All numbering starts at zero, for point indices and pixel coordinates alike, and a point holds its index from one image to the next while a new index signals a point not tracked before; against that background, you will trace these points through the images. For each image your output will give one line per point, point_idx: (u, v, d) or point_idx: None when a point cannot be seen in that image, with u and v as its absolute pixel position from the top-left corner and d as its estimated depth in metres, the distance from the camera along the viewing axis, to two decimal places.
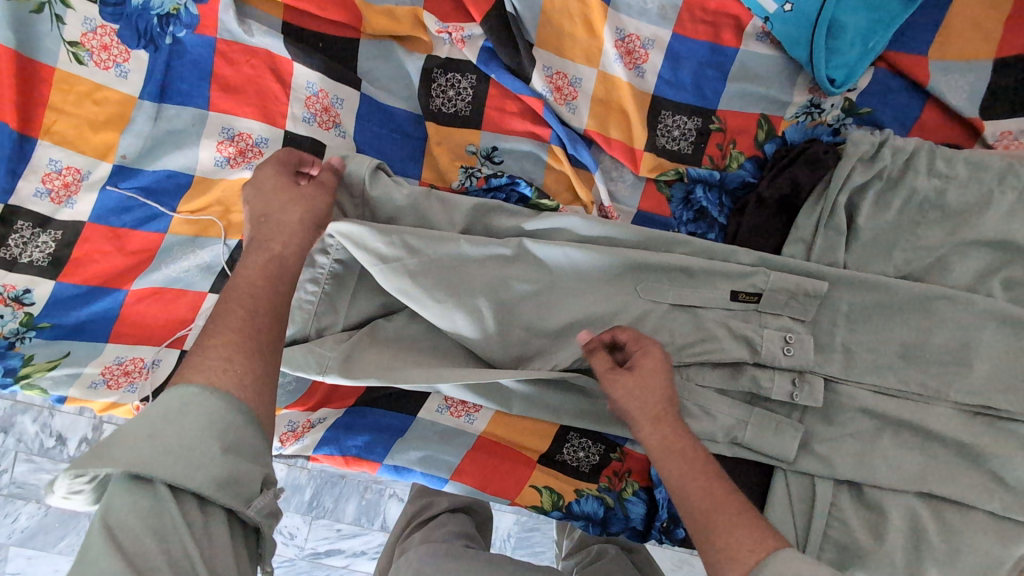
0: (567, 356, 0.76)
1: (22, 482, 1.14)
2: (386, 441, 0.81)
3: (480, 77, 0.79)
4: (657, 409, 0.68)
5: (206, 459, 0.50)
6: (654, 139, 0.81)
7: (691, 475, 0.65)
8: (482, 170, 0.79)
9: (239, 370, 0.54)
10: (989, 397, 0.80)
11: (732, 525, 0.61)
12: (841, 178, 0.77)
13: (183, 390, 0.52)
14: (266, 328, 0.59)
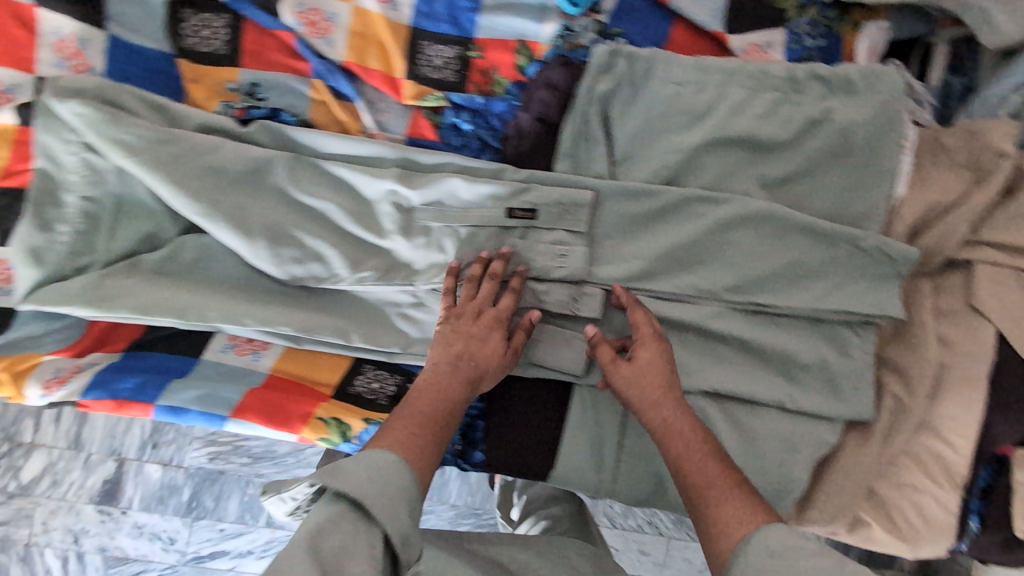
0: (342, 261, 0.81)
1: None
2: (161, 382, 0.80)
3: (234, 15, 0.79)
4: (497, 384, 0.77)
5: (395, 508, 0.60)
6: (416, 69, 0.83)
7: (694, 462, 0.70)
8: (240, 103, 0.80)
9: (416, 439, 0.67)
10: (756, 293, 0.85)
11: (718, 505, 0.66)
12: (585, 88, 0.82)
13: (379, 456, 0.63)
14: (441, 422, 0.70)
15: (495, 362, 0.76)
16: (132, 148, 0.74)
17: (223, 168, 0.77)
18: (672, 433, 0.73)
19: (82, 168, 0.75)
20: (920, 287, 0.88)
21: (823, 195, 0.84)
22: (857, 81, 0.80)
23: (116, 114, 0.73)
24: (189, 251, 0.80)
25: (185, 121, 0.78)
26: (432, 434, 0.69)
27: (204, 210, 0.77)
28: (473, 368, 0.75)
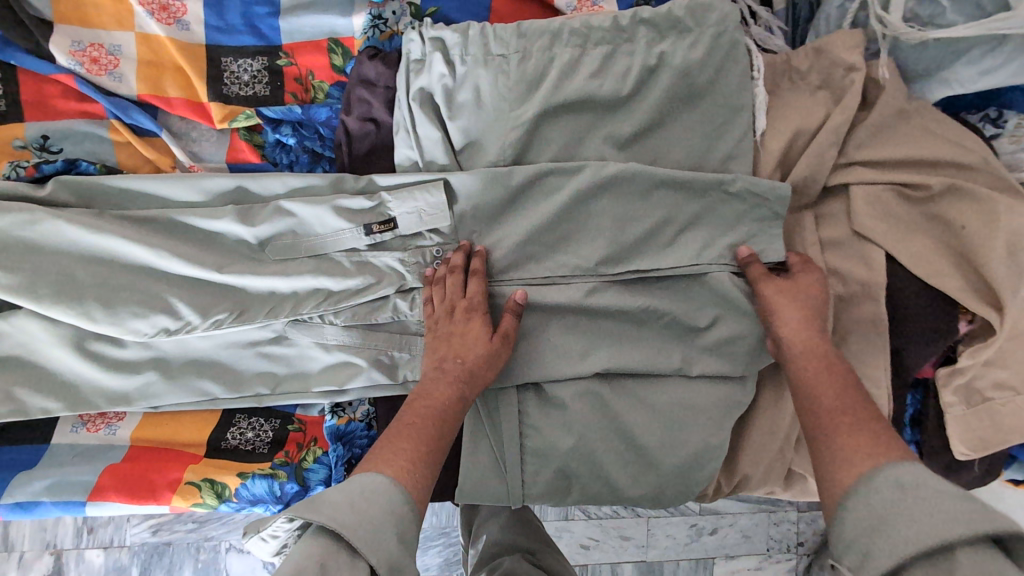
0: (191, 310, 0.74)
1: None
2: (2, 478, 0.72)
3: (4, 67, 0.73)
4: (491, 370, 0.72)
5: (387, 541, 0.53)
6: (221, 89, 0.77)
7: (819, 388, 0.67)
8: (30, 160, 0.73)
9: (410, 462, 0.62)
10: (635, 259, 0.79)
11: (849, 436, 0.61)
12: (406, 81, 0.76)
13: (370, 478, 0.58)
14: (442, 436, 0.66)
15: (485, 351, 0.72)
16: None
17: (28, 236, 0.71)
18: (813, 354, 0.70)
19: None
20: (804, 220, 0.82)
21: (679, 143, 0.79)
22: (686, 16, 0.75)
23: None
24: (4, 331, 0.72)
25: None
26: (432, 452, 0.64)
27: (16, 289, 0.70)
28: (470, 371, 0.71)
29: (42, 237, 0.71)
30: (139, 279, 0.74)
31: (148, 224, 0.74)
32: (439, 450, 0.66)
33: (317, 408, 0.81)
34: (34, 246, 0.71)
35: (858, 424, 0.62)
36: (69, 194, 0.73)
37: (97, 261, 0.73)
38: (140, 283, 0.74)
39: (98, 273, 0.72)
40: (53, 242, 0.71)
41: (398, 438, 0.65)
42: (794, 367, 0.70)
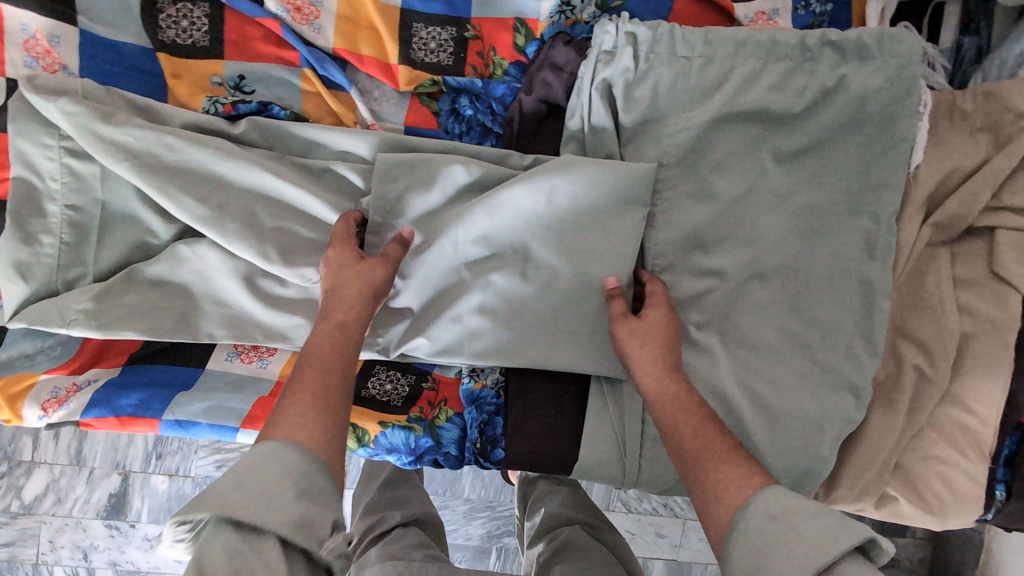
0: None
1: None
2: (166, 395, 0.76)
3: (214, 4, 0.75)
4: (361, 306, 0.68)
5: (286, 505, 0.49)
6: (409, 52, 0.79)
7: (683, 433, 0.67)
8: (228, 98, 0.76)
9: (307, 421, 0.56)
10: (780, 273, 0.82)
11: (718, 466, 0.63)
12: (589, 72, 0.78)
13: (263, 446, 0.53)
14: (337, 372, 0.61)
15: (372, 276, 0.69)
16: (133, 153, 0.69)
17: (220, 170, 0.72)
18: (664, 396, 0.70)
19: (63, 173, 0.70)
20: (939, 254, 0.86)
21: (841, 164, 0.80)
22: (871, 44, 0.77)
23: (109, 115, 0.69)
24: (185, 257, 0.74)
25: (168, 120, 0.73)
26: (334, 395, 0.59)
27: (202, 219, 0.71)
28: (350, 311, 0.67)
29: (230, 174, 0.73)
30: (311, 227, 0.75)
31: (325, 175, 0.77)
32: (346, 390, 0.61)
33: (453, 370, 0.86)
34: (223, 180, 0.73)
35: (728, 452, 0.64)
36: (258, 134, 0.75)
37: (275, 203, 0.74)
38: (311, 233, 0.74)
39: (276, 214, 0.74)
40: (240, 179, 0.73)
41: (288, 402, 0.58)
42: (655, 408, 0.71)
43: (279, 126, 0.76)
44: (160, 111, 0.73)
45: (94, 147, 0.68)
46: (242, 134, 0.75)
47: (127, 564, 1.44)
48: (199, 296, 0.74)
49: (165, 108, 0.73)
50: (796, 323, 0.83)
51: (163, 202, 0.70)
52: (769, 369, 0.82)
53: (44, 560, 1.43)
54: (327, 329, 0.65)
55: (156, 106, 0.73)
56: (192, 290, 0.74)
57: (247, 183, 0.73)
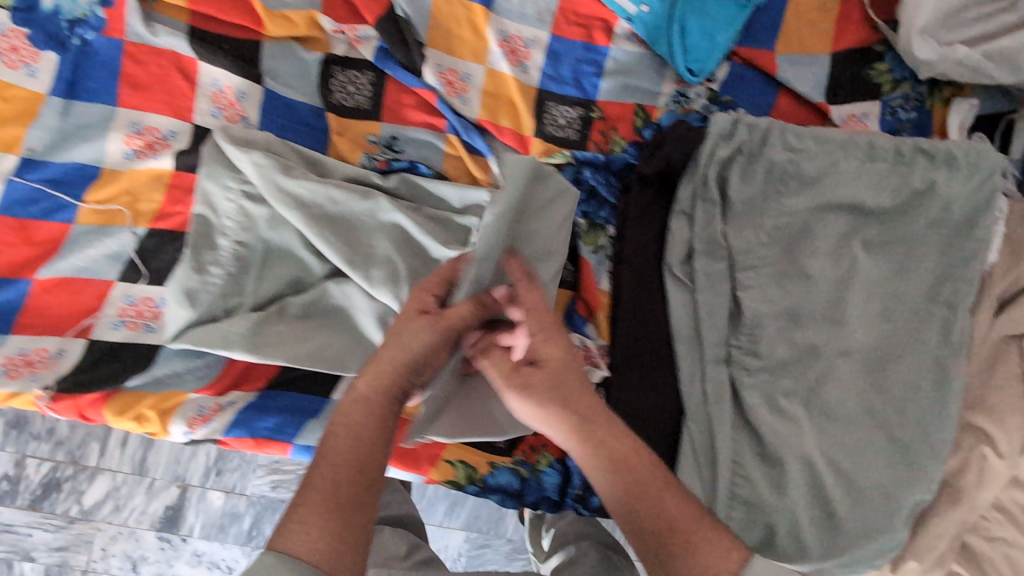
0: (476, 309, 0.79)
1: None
2: (297, 421, 0.82)
3: (378, 74, 0.85)
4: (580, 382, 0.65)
5: None
6: (542, 127, 0.89)
7: (611, 503, 0.61)
8: (382, 155, 0.85)
9: (322, 523, 0.55)
10: (864, 352, 0.89)
11: (702, 535, 0.59)
12: (707, 154, 0.86)
13: (259, 562, 0.53)
14: (352, 479, 0.58)
15: (560, 380, 0.64)
16: (306, 200, 0.78)
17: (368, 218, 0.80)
18: (607, 451, 0.63)
19: (238, 215, 0.79)
20: (1010, 348, 0.91)
21: (931, 253, 0.88)
22: (959, 156, 0.86)
23: (286, 168, 0.78)
24: (333, 295, 0.81)
25: (333, 173, 0.81)
26: (371, 410, 0.61)
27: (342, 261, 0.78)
28: (538, 376, 0.64)
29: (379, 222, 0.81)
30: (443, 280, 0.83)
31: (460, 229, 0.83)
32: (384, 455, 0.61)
33: None
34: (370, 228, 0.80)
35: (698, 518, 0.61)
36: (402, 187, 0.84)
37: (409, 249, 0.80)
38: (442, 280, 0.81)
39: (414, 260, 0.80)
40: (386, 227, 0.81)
41: (298, 501, 0.57)
42: (584, 466, 0.63)
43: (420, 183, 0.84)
44: (328, 166, 0.81)
45: (273, 195, 0.77)
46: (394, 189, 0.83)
47: None
48: (339, 332, 0.81)
49: (333, 163, 0.82)
50: (875, 399, 0.88)
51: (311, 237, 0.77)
52: (851, 440, 0.88)
53: (93, 568, 1.45)
54: (376, 411, 0.61)
55: (327, 161, 0.82)
56: (337, 324, 0.81)
57: (394, 231, 0.80)
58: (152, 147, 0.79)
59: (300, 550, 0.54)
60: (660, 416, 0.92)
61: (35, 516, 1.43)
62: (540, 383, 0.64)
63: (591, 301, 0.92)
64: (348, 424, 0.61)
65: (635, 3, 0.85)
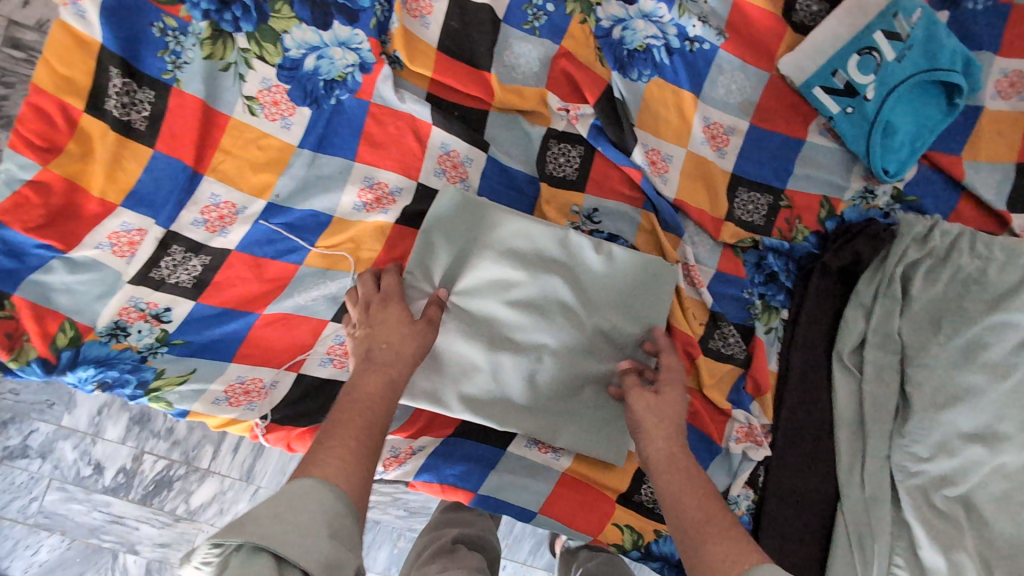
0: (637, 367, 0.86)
1: (51, 511, 1.36)
2: (480, 471, 0.86)
3: (588, 148, 0.90)
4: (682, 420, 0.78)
5: (317, 542, 0.51)
6: (732, 211, 0.93)
7: (680, 505, 0.69)
8: (584, 227, 0.89)
9: (340, 462, 0.61)
10: None
11: (715, 539, 0.64)
12: (898, 254, 0.90)
13: (302, 483, 0.56)
14: (363, 438, 0.64)
15: (657, 418, 0.77)
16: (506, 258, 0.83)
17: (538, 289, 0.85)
18: (672, 460, 0.74)
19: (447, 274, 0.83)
20: None
21: None
22: None
23: (485, 218, 0.83)
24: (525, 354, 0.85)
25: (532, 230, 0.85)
26: (384, 375, 0.70)
27: (492, 336, 0.84)
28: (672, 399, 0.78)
29: (549, 296, 0.85)
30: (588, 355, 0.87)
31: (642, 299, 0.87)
32: (385, 424, 0.68)
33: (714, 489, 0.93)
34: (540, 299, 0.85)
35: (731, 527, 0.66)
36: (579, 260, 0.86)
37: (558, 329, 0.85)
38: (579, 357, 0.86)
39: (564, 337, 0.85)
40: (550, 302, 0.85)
41: (328, 443, 0.63)
42: (662, 478, 0.73)
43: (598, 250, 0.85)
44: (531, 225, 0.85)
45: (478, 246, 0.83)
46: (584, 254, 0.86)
47: None
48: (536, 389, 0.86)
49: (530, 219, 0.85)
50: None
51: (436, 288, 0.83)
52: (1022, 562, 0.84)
53: None
54: (376, 389, 0.69)
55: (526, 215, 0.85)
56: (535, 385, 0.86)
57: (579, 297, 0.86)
58: (380, 201, 0.85)
59: (314, 475, 0.58)
60: (818, 501, 0.92)
61: (145, 511, 1.38)
62: (659, 415, 0.77)
63: (762, 383, 0.93)
64: (363, 389, 0.69)
65: (840, 104, 0.90)
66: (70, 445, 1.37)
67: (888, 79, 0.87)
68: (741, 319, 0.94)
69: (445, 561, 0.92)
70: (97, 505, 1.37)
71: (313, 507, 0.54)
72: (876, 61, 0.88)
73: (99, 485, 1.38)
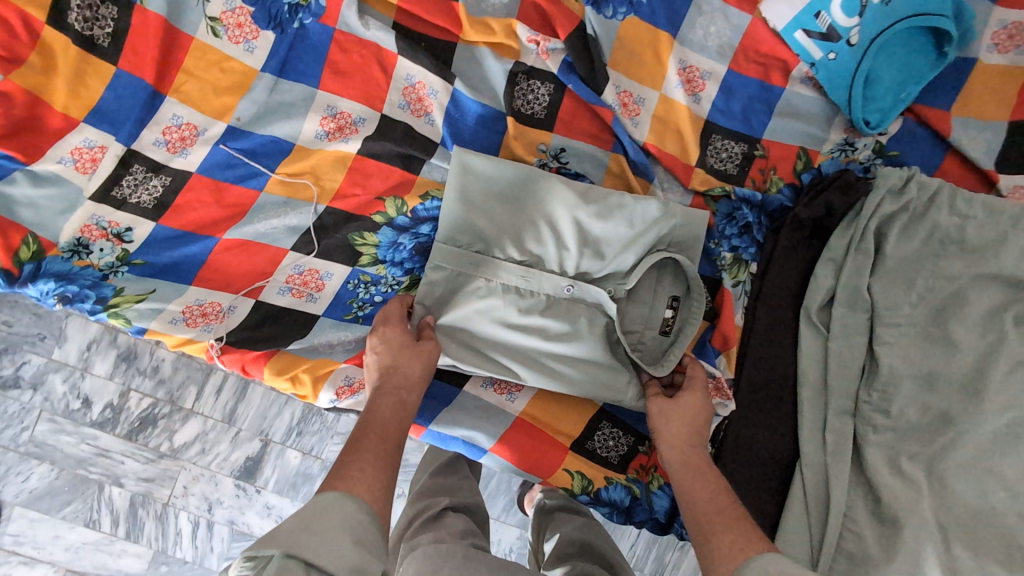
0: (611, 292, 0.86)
1: (41, 441, 1.26)
2: (432, 408, 0.87)
3: (558, 86, 0.88)
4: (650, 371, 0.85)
5: (345, 550, 0.54)
6: (704, 158, 0.91)
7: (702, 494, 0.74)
8: (552, 164, 0.88)
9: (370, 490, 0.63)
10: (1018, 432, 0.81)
11: (724, 528, 0.68)
12: (872, 207, 0.87)
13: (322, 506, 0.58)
14: (395, 436, 0.72)
15: (407, 363, 0.78)
16: (489, 210, 0.85)
17: (552, 260, 0.86)
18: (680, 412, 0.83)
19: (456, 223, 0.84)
20: None
21: None
22: None
23: (480, 185, 0.84)
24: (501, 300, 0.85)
25: (506, 180, 0.84)
26: (398, 397, 0.76)
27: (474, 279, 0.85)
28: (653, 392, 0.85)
29: (518, 238, 0.86)
30: (558, 301, 0.87)
31: (613, 227, 0.84)
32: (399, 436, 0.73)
33: None
34: (555, 276, 0.86)
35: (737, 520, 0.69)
36: (564, 212, 0.84)
37: (538, 272, 0.86)
38: (555, 305, 0.86)
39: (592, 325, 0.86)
40: (530, 243, 0.86)
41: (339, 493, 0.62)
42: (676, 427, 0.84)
43: (583, 200, 0.84)
44: (505, 177, 0.84)
45: (472, 197, 0.84)
46: (550, 197, 0.84)
47: (243, 526, 1.31)
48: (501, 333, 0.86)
49: (497, 164, 0.84)
50: (991, 487, 0.80)
51: (443, 238, 0.85)
52: (984, 533, 0.79)
53: (173, 503, 1.30)
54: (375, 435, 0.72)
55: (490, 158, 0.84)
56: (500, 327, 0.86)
57: (548, 236, 0.85)
58: (342, 130, 0.86)
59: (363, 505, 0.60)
60: (776, 457, 0.89)
61: (130, 447, 1.28)
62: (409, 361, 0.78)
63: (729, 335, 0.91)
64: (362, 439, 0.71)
65: (823, 49, 0.86)
66: (60, 378, 1.27)
67: (875, 22, 0.82)
68: (708, 272, 0.94)
69: (435, 530, 0.88)
70: (86, 439, 1.28)
71: (338, 520, 0.57)
72: (861, 1, 0.83)
73: (87, 419, 1.28)
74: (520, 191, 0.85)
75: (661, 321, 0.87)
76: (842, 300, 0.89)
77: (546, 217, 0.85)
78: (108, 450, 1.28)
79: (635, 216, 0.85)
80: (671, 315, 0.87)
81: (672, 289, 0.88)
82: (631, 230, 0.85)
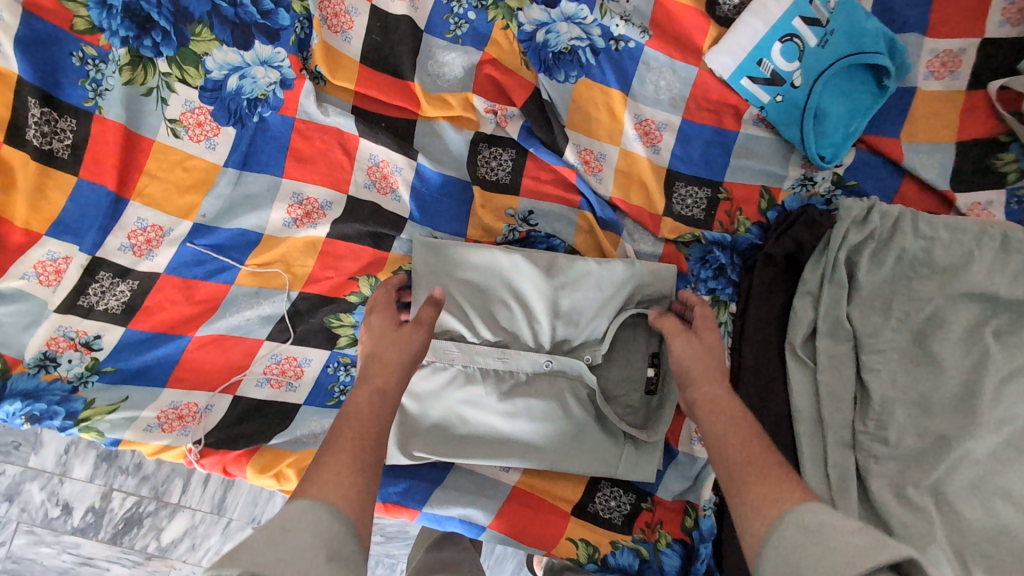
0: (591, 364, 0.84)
1: (19, 556, 1.18)
2: (425, 489, 0.84)
3: (519, 151, 0.90)
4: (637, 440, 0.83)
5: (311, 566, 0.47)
6: (670, 206, 0.92)
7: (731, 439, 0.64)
8: (521, 228, 0.90)
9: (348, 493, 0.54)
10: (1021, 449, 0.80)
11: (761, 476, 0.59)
12: (839, 239, 0.89)
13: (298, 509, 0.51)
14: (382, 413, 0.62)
15: (393, 347, 0.69)
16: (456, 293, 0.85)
17: (531, 326, 0.86)
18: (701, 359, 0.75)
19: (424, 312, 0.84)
20: None
21: None
22: None
23: (444, 269, 0.85)
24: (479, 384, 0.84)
25: (471, 262, 0.85)
26: (382, 377, 0.66)
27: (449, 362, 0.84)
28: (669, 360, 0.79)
29: (491, 318, 0.85)
30: (538, 377, 0.86)
31: (585, 300, 0.85)
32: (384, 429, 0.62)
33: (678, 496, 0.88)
34: (533, 353, 0.84)
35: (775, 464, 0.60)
36: (533, 288, 0.85)
37: (515, 351, 0.84)
38: (536, 381, 0.85)
39: (576, 398, 0.85)
40: (504, 318, 0.85)
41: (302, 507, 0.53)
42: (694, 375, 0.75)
43: (550, 270, 0.85)
44: (470, 259, 0.85)
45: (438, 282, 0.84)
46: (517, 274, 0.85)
47: None
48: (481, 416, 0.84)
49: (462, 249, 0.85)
50: (1004, 508, 0.77)
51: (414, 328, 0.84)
52: (1006, 560, 0.75)
53: None
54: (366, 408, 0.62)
55: (455, 245, 0.85)
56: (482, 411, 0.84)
57: (519, 312, 0.85)
58: (310, 216, 0.86)
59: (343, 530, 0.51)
60: None
61: (115, 551, 1.21)
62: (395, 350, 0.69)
63: None
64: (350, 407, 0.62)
65: (769, 92, 0.90)
66: (38, 487, 1.20)
67: (815, 63, 0.88)
68: None
69: None
70: (67, 548, 1.20)
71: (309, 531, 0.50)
72: (799, 47, 0.89)
73: (68, 525, 1.21)
74: (487, 271, 0.85)
75: (645, 380, 0.87)
76: (824, 331, 0.89)
77: (514, 293, 0.85)
78: (90, 558, 1.20)
79: (604, 281, 0.86)
80: (654, 374, 0.87)
81: (650, 346, 0.88)
82: (602, 295, 0.86)
